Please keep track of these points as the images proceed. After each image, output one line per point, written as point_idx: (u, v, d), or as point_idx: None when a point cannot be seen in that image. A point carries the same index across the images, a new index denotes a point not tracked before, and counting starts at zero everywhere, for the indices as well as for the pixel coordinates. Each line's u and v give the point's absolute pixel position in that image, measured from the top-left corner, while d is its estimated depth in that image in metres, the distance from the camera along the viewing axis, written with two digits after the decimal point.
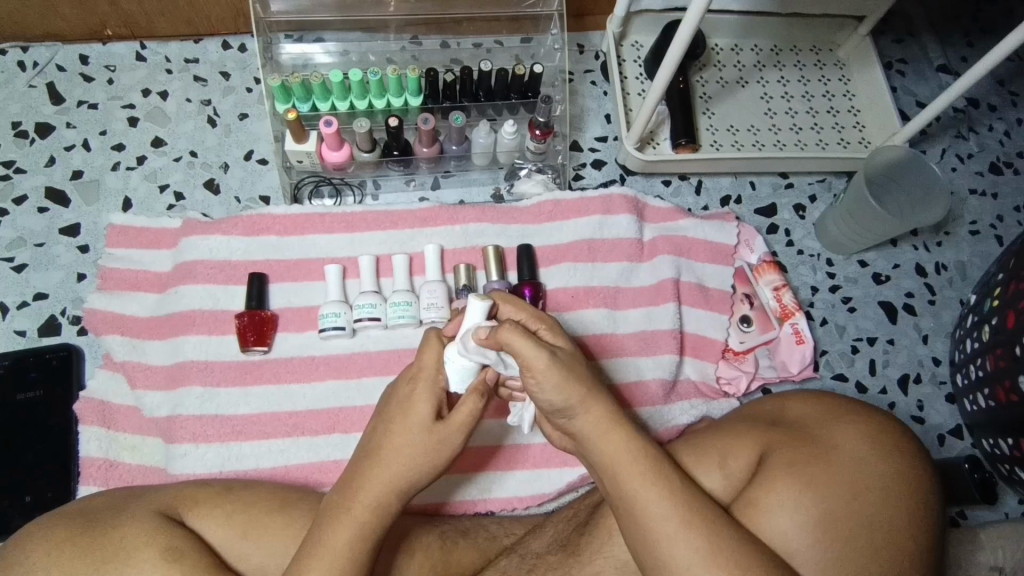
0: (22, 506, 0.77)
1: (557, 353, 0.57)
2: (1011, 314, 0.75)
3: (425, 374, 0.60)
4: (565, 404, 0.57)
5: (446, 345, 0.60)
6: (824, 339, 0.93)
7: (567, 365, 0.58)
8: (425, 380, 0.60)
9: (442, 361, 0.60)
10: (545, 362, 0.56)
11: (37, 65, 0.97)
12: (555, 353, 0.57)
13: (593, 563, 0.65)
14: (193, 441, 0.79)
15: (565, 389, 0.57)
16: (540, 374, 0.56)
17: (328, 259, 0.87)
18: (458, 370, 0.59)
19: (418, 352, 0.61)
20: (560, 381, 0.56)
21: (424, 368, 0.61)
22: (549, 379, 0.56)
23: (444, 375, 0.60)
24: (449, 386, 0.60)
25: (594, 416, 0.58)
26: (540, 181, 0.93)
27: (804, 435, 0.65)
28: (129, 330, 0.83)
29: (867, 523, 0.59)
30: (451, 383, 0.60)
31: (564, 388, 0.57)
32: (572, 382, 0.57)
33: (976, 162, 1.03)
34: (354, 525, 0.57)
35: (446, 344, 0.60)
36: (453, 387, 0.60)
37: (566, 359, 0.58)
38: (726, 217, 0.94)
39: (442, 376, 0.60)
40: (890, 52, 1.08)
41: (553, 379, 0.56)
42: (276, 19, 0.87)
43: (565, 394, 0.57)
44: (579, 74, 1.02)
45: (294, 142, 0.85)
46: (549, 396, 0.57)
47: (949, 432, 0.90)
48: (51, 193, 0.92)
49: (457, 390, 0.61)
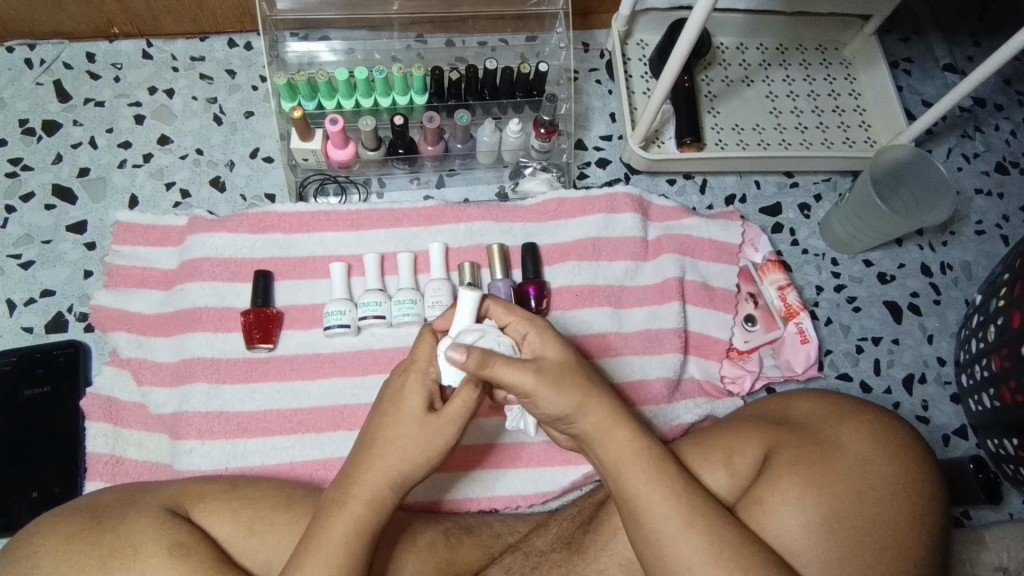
0: (29, 501, 0.77)
1: (546, 368, 0.57)
2: (1016, 315, 0.75)
3: (419, 365, 0.61)
4: (563, 409, 0.58)
5: (439, 341, 0.61)
6: (828, 339, 0.93)
7: (559, 377, 0.58)
8: (416, 371, 0.61)
9: (435, 353, 0.61)
10: (533, 385, 0.56)
11: (44, 62, 0.97)
12: (545, 369, 0.57)
13: (597, 561, 0.66)
14: (199, 437, 0.80)
15: (559, 401, 0.57)
16: (533, 396, 0.57)
17: (334, 257, 0.87)
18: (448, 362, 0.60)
19: (413, 345, 0.62)
20: (554, 395, 0.57)
21: (417, 360, 0.61)
22: (543, 397, 0.57)
23: (435, 367, 0.61)
24: (442, 378, 0.61)
25: (596, 417, 0.58)
26: (544, 179, 0.93)
27: (808, 434, 0.65)
28: (135, 326, 0.84)
29: (871, 524, 0.60)
30: (443, 376, 0.60)
31: (560, 399, 0.57)
32: (568, 392, 0.57)
33: (982, 161, 1.03)
34: (352, 519, 0.57)
35: (440, 339, 0.62)
36: (445, 380, 0.60)
37: (559, 372, 0.58)
38: (730, 216, 0.94)
39: (434, 368, 0.61)
40: (896, 51, 1.08)
41: (547, 397, 0.57)
42: (282, 17, 0.87)
43: (562, 404, 0.57)
44: (584, 72, 1.02)
45: (300, 140, 0.85)
46: (546, 408, 0.58)
47: (953, 432, 0.90)
48: (57, 190, 0.92)
49: (449, 383, 0.60)
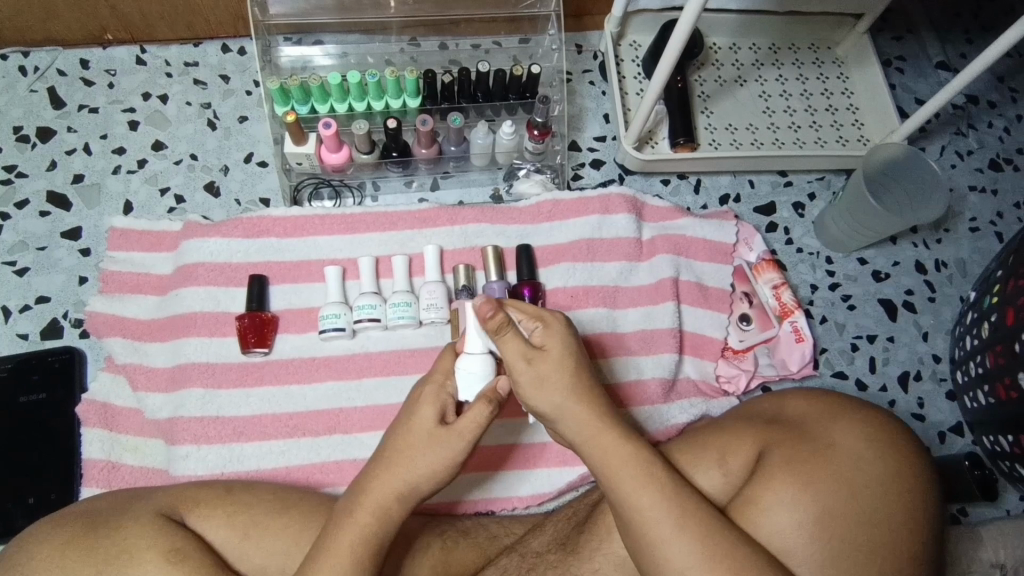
0: (26, 507, 0.77)
1: (540, 360, 0.60)
2: (1010, 311, 0.75)
3: (437, 378, 0.62)
4: (545, 404, 0.60)
5: (459, 355, 0.62)
6: (824, 337, 0.93)
7: (548, 371, 0.60)
8: (434, 383, 0.62)
9: (453, 369, 0.62)
10: (523, 373, 0.60)
11: (37, 70, 0.97)
12: (536, 363, 0.60)
13: (592, 560, 0.66)
14: (194, 442, 0.80)
15: (546, 396, 0.60)
16: (524, 389, 0.60)
17: (329, 259, 0.87)
18: (469, 376, 0.60)
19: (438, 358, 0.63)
20: (536, 387, 0.60)
21: (437, 373, 0.62)
22: (530, 387, 0.60)
23: (453, 382, 0.61)
24: (458, 393, 0.61)
25: (582, 420, 0.60)
26: (539, 181, 0.94)
27: (802, 432, 0.65)
28: (129, 332, 0.84)
29: (865, 522, 0.60)
30: (460, 392, 0.61)
31: (543, 394, 0.60)
32: (551, 390, 0.60)
33: (976, 159, 1.03)
34: (359, 529, 0.57)
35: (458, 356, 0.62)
36: (461, 395, 0.61)
37: (551, 367, 0.60)
38: (725, 215, 0.94)
39: (452, 384, 0.61)
40: (889, 49, 1.08)
41: (531, 387, 0.60)
42: (275, 22, 0.87)
43: (543, 399, 0.60)
44: (577, 74, 1.03)
45: (293, 143, 0.85)
46: (534, 401, 0.60)
47: (949, 429, 0.90)
48: (52, 197, 0.92)
49: (466, 399, 0.61)
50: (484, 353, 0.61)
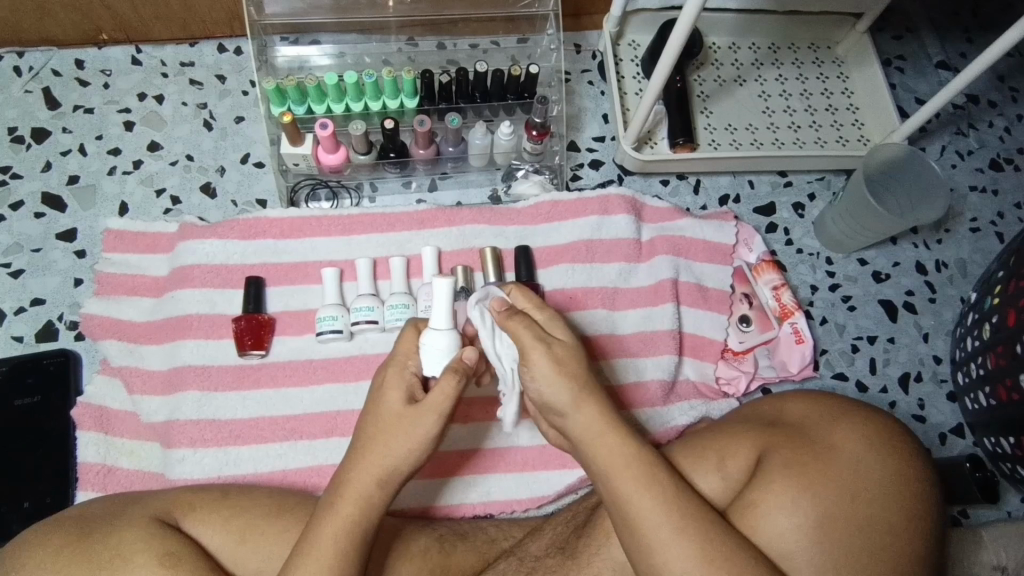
0: (21, 512, 0.77)
1: (554, 347, 0.61)
2: (1011, 313, 0.75)
3: (398, 360, 0.62)
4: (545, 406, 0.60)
5: (422, 332, 0.63)
6: (824, 338, 0.93)
7: (563, 357, 0.61)
8: (396, 366, 0.62)
9: (418, 346, 0.62)
10: (540, 353, 0.60)
11: (31, 70, 0.96)
12: (554, 349, 0.61)
13: (591, 565, 0.65)
14: (190, 445, 0.79)
15: (558, 386, 0.60)
16: (539, 373, 0.60)
17: (326, 261, 0.87)
18: (432, 351, 0.61)
19: (399, 339, 0.64)
20: (551, 370, 0.59)
21: (398, 356, 0.62)
22: (541, 373, 0.60)
23: (416, 360, 0.62)
24: (423, 369, 0.62)
25: (587, 418, 0.59)
26: (537, 181, 0.93)
27: (804, 435, 0.65)
28: (125, 335, 0.83)
29: (866, 527, 0.59)
30: (423, 366, 0.62)
31: (555, 383, 0.60)
32: (564, 377, 0.60)
33: (976, 159, 1.03)
34: (342, 519, 0.57)
35: (421, 333, 0.63)
36: (425, 370, 0.62)
37: (565, 356, 0.61)
38: (724, 216, 0.93)
39: (414, 362, 0.62)
40: (889, 49, 1.08)
41: (546, 370, 0.60)
42: (271, 22, 0.87)
43: (558, 386, 0.60)
44: (576, 74, 1.02)
45: (290, 144, 0.84)
46: (541, 387, 0.60)
47: (950, 430, 0.89)
48: (47, 198, 0.92)
49: (431, 374, 0.61)
50: (448, 330, 0.62)
